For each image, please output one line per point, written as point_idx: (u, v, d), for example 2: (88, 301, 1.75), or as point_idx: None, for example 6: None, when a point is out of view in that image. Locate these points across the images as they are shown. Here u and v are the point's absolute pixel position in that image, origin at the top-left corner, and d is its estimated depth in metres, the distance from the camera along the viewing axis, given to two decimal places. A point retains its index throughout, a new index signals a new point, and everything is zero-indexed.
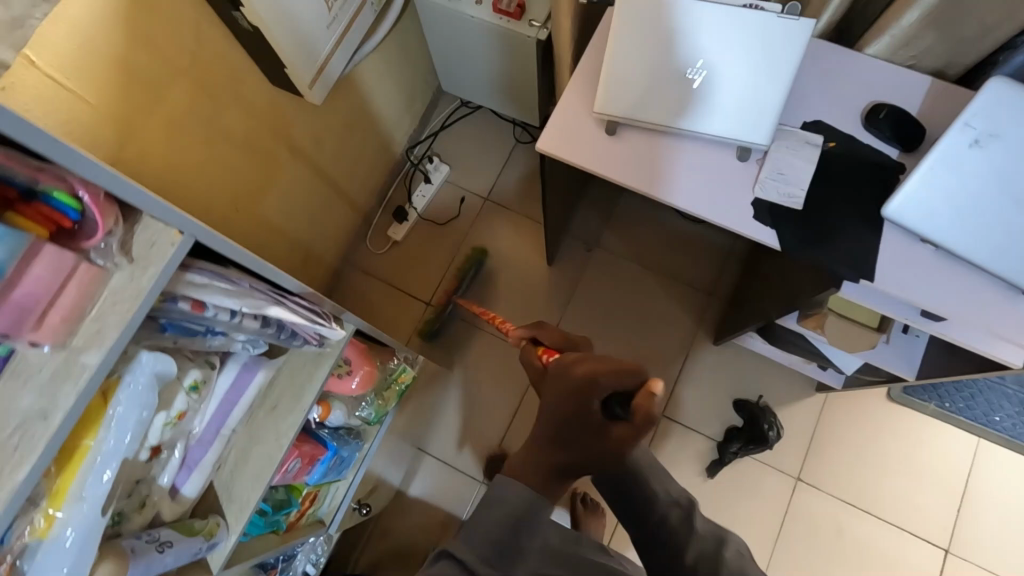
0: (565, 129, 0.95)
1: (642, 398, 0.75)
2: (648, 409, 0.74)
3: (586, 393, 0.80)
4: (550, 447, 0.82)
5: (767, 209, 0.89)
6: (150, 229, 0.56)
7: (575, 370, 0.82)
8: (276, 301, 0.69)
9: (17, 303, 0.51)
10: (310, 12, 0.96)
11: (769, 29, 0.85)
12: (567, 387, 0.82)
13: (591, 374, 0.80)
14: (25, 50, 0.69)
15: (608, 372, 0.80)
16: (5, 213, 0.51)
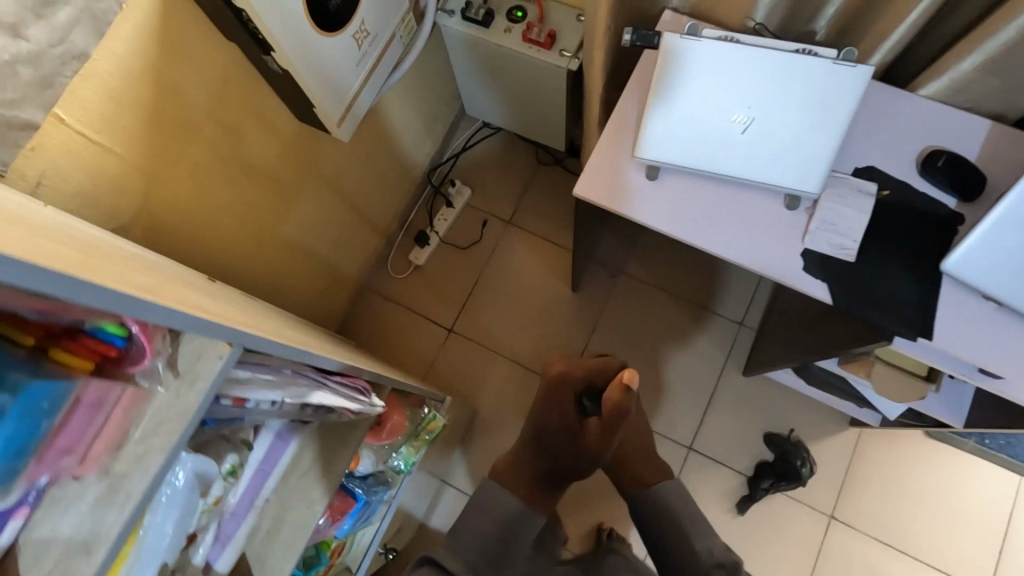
0: (604, 173, 0.91)
1: (615, 389, 0.94)
2: (617, 397, 0.94)
3: (561, 392, 1.02)
4: (534, 451, 1.06)
5: (817, 260, 0.85)
6: (196, 344, 0.52)
7: (551, 371, 1.03)
8: (320, 386, 0.68)
9: (65, 442, 0.49)
10: (339, 52, 0.93)
11: (824, 75, 0.81)
12: (548, 391, 1.03)
13: (565, 372, 1.03)
14: (55, 108, 0.67)
15: (580, 368, 1.03)
16: (52, 353, 0.50)
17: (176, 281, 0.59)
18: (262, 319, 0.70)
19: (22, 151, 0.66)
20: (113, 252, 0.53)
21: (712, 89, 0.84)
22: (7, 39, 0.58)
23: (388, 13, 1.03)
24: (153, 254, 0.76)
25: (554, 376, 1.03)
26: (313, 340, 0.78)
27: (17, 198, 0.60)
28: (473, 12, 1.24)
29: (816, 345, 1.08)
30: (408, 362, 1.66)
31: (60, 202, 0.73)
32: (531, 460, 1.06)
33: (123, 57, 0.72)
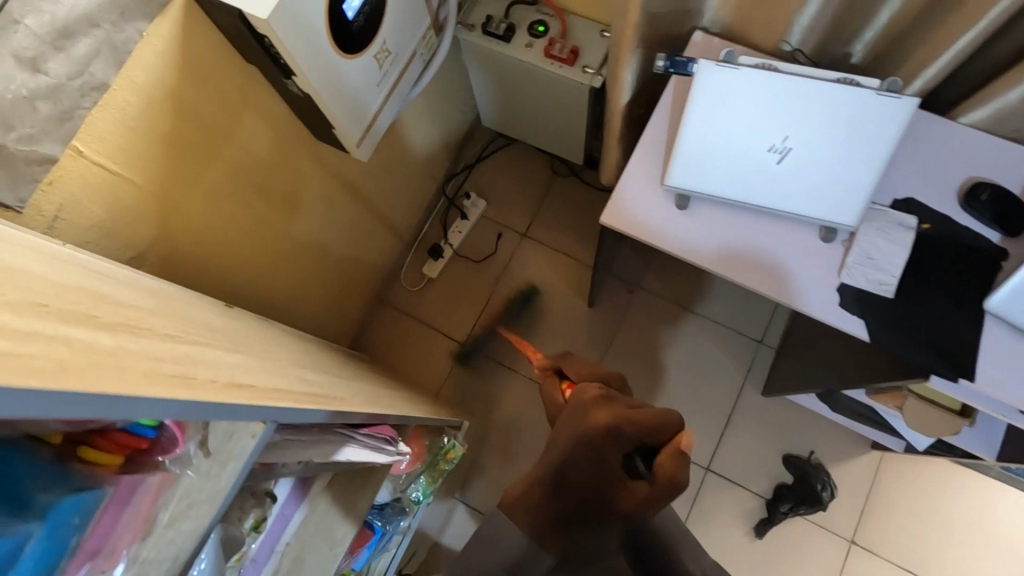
0: (632, 201, 0.88)
1: (666, 457, 0.76)
2: (672, 471, 0.75)
3: (605, 450, 0.77)
4: (556, 492, 0.77)
5: (854, 296, 0.82)
6: (227, 422, 0.53)
7: (596, 418, 0.77)
8: (348, 441, 0.69)
9: (94, 545, 0.46)
10: (360, 72, 0.91)
11: (866, 106, 0.78)
12: (586, 440, 0.77)
13: (613, 425, 0.77)
14: (73, 140, 0.65)
15: (632, 423, 0.78)
16: (80, 451, 0.46)
17: (202, 325, 0.57)
18: (286, 357, 0.68)
19: (39, 186, 0.64)
20: (140, 302, 0.51)
21: (748, 117, 0.81)
22: (26, 73, 0.57)
23: (410, 32, 1.01)
24: (174, 287, 0.74)
25: (598, 426, 0.77)
26: (335, 375, 0.76)
27: (38, 238, 0.58)
28: (494, 26, 1.22)
29: (844, 375, 1.06)
30: (421, 378, 1.64)
31: (77, 235, 0.70)
32: (553, 498, 0.77)
33: (142, 85, 0.70)
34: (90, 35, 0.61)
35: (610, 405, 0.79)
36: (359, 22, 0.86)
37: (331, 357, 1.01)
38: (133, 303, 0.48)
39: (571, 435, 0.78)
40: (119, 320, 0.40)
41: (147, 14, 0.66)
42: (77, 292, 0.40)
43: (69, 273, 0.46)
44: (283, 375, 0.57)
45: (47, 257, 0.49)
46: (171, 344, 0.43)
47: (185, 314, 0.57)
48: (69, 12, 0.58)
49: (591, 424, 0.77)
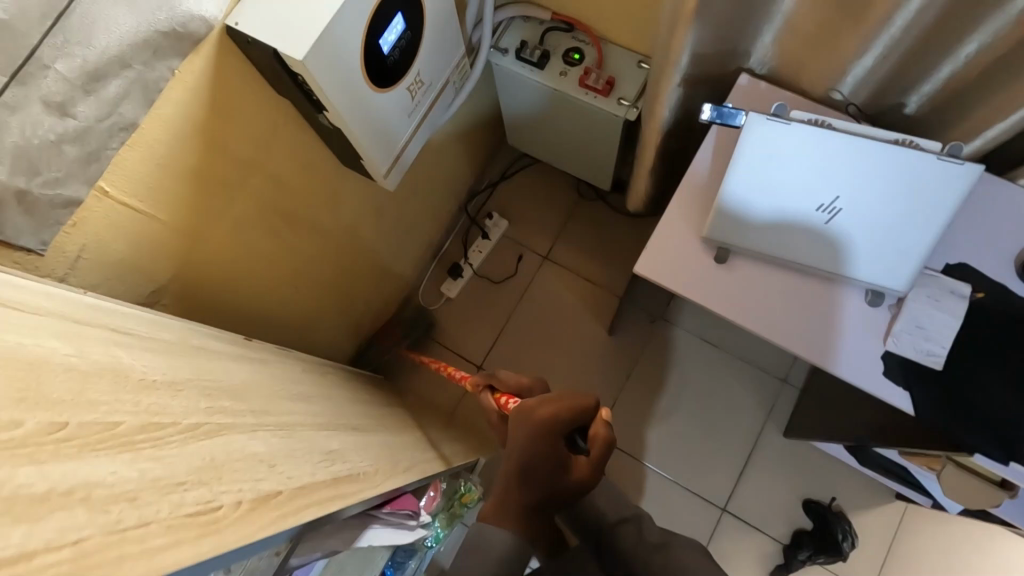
0: (668, 251, 0.85)
1: (598, 429, 0.73)
2: (606, 439, 0.72)
3: (552, 442, 0.71)
4: (520, 487, 0.71)
5: (899, 366, 0.78)
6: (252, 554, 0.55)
7: (536, 413, 0.71)
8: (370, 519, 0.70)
9: None
10: (391, 104, 0.88)
11: (926, 171, 0.74)
12: (532, 437, 0.71)
13: (554, 417, 0.71)
14: (99, 181, 0.63)
15: (567, 411, 0.72)
16: None
17: (225, 387, 0.55)
18: (308, 412, 0.66)
19: (63, 228, 0.62)
20: (164, 369, 0.49)
21: (798, 172, 0.77)
22: (53, 118, 0.55)
23: (443, 61, 0.98)
24: (194, 329, 0.72)
25: (542, 420, 0.71)
26: (354, 427, 0.73)
27: (58, 288, 0.56)
28: (528, 52, 1.19)
29: (879, 432, 1.02)
30: (434, 399, 1.59)
31: (99, 273, 0.68)
32: (520, 491, 0.71)
33: (172, 122, 0.68)
34: (120, 76, 0.58)
35: (550, 401, 0.73)
36: (395, 56, 0.83)
37: (348, 390, 0.98)
38: (156, 377, 0.46)
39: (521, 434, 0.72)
40: (140, 424, 0.38)
41: (180, 51, 0.63)
42: (100, 384, 0.38)
43: (93, 347, 0.43)
44: (305, 448, 0.55)
45: (69, 324, 0.47)
46: (192, 444, 0.41)
47: (206, 375, 0.55)
48: (100, 55, 0.55)
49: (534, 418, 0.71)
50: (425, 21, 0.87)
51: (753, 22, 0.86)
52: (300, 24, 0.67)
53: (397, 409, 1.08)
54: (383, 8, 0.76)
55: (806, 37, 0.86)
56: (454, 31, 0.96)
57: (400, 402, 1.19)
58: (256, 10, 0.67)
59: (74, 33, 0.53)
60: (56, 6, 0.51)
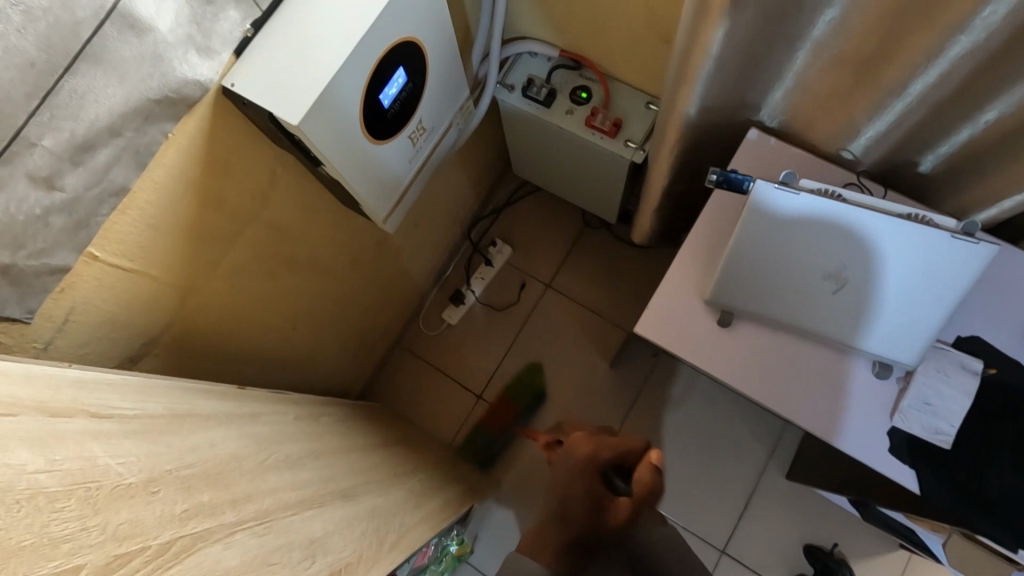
0: (669, 311, 0.83)
1: (643, 473, 0.76)
2: (648, 483, 0.75)
3: (592, 479, 0.79)
4: (563, 521, 0.74)
5: (906, 442, 0.76)
6: None
7: (579, 450, 0.81)
8: None
9: None
10: (392, 155, 0.87)
11: (940, 248, 0.72)
12: (575, 469, 0.80)
13: (595, 454, 0.81)
14: (88, 247, 0.62)
15: (605, 450, 0.81)
16: None
17: (206, 473, 0.54)
18: (291, 485, 0.64)
19: (51, 295, 0.61)
20: (142, 461, 0.48)
21: (806, 240, 0.76)
22: (40, 192, 0.54)
23: (447, 106, 0.96)
24: (182, 390, 0.71)
25: (584, 456, 0.81)
26: (340, 492, 0.72)
27: (42, 364, 0.55)
28: (534, 90, 1.17)
29: (882, 492, 0.99)
30: (432, 428, 1.59)
31: (88, 332, 0.67)
32: (564, 528, 0.74)
33: (164, 182, 0.66)
34: (111, 144, 0.57)
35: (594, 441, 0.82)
36: (395, 109, 0.82)
37: (342, 434, 0.97)
38: (131, 478, 0.45)
39: (567, 471, 0.81)
40: (102, 563, 0.37)
41: (174, 115, 0.62)
42: (67, 512, 0.37)
43: (67, 448, 0.42)
44: (282, 547, 0.55)
45: (49, 414, 0.46)
46: (154, 569, 0.41)
47: (184, 458, 0.53)
48: (88, 127, 0.54)
49: (578, 455, 0.81)
50: (428, 72, 0.85)
51: (764, 78, 0.84)
52: (296, 86, 0.66)
53: (393, 449, 1.07)
54: (384, 65, 0.74)
55: (818, 95, 0.83)
56: (459, 77, 0.94)
57: (397, 439, 1.18)
58: (252, 72, 0.66)
59: (61, 109, 0.52)
60: (43, 85, 0.50)
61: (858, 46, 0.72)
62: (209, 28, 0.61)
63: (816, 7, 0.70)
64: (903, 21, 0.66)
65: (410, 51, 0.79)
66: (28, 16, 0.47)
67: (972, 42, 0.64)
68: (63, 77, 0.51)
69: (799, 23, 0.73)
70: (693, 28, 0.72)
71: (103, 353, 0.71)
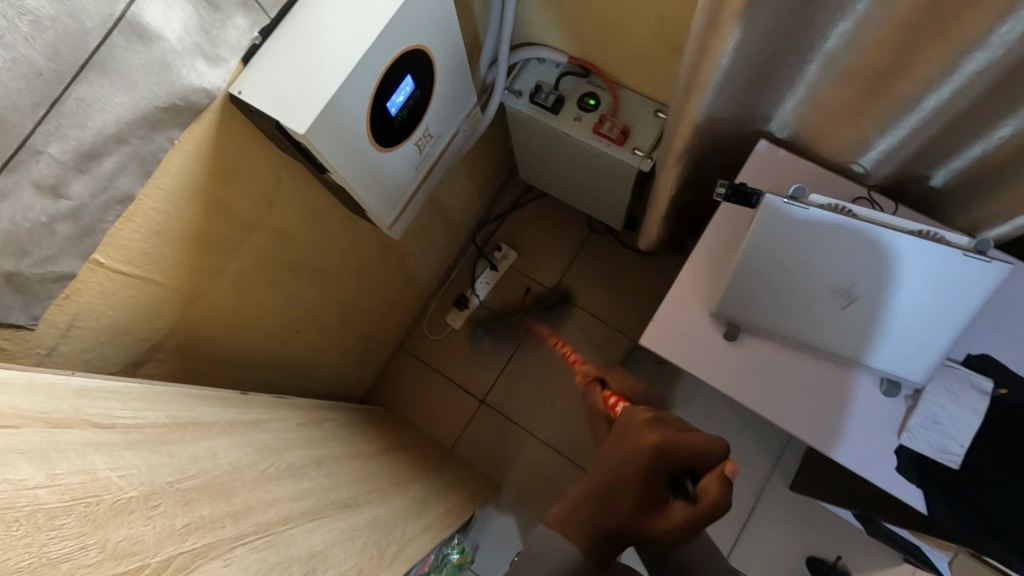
0: (675, 325, 0.83)
1: (712, 484, 0.61)
2: (717, 501, 0.60)
3: (650, 473, 0.64)
4: (606, 504, 0.64)
5: (913, 461, 0.75)
6: None
7: (645, 439, 0.65)
8: None
9: None
10: (398, 162, 0.87)
11: (952, 267, 0.71)
12: (633, 457, 0.65)
13: (664, 447, 0.64)
14: (93, 254, 0.61)
15: (678, 449, 0.64)
16: None
17: (206, 484, 0.54)
18: (290, 496, 0.63)
19: (55, 301, 0.61)
20: (144, 473, 0.48)
21: (816, 255, 0.75)
22: (46, 200, 0.53)
23: (454, 112, 0.96)
24: (184, 396, 0.71)
25: (649, 446, 0.64)
26: (341, 503, 0.72)
27: (46, 373, 0.55)
28: (542, 97, 1.16)
29: (886, 508, 0.98)
30: (435, 433, 1.58)
31: (92, 338, 0.67)
32: (603, 515, 0.64)
33: (170, 189, 0.66)
34: (117, 151, 0.57)
35: (663, 430, 0.66)
36: (402, 116, 0.82)
37: (344, 440, 0.96)
38: (132, 492, 0.45)
39: (621, 458, 0.66)
40: None
41: (181, 122, 0.62)
42: (67, 529, 0.37)
43: (69, 461, 0.42)
44: (283, 559, 0.55)
45: (52, 425, 0.46)
46: None
47: (184, 469, 0.53)
48: (95, 135, 0.54)
49: (641, 442, 0.65)
50: (436, 79, 0.85)
51: (774, 90, 0.83)
52: (303, 93, 0.66)
53: (395, 455, 1.06)
54: (392, 73, 0.74)
55: (829, 108, 0.82)
56: (467, 84, 0.94)
57: (400, 444, 1.18)
58: (260, 80, 0.66)
59: (67, 118, 0.52)
60: (50, 94, 0.50)
61: (870, 60, 0.72)
62: (217, 35, 0.61)
63: (828, 21, 0.70)
64: (917, 37, 0.65)
65: (418, 59, 0.78)
66: (35, 25, 0.47)
67: (987, 60, 0.63)
68: (70, 86, 0.51)
69: (811, 36, 0.73)
70: (702, 39, 0.72)
71: (106, 359, 0.71)
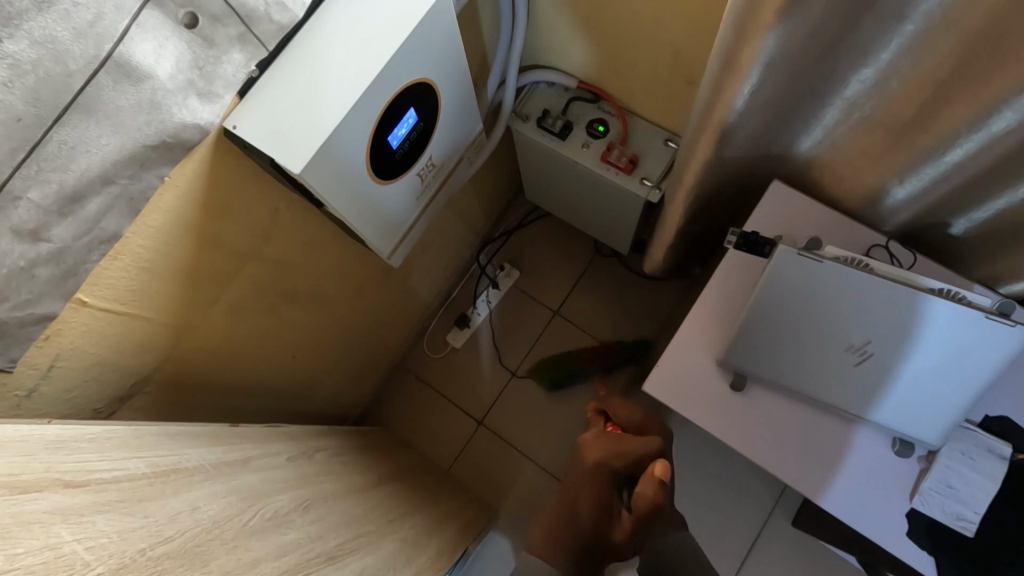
0: (681, 372, 0.81)
1: (644, 488, 0.65)
2: (651, 497, 0.64)
3: (599, 483, 0.71)
4: (568, 525, 0.71)
5: (925, 525, 0.73)
6: None
7: (587, 455, 0.73)
8: None
9: None
10: (399, 194, 0.84)
11: (973, 329, 0.68)
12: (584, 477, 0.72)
13: (604, 459, 0.72)
14: (77, 294, 0.59)
15: (616, 457, 0.72)
16: None
17: (180, 549, 0.52)
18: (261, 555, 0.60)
19: (35, 343, 0.58)
20: (116, 543, 0.46)
21: (827, 310, 0.73)
22: (25, 245, 0.51)
23: (459, 141, 0.93)
24: (169, 437, 0.68)
25: (591, 461, 0.73)
26: (326, 555, 0.70)
27: (21, 424, 0.52)
28: (550, 122, 1.13)
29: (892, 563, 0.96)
30: (431, 455, 1.55)
31: (75, 376, 0.65)
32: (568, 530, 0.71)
33: (160, 226, 0.64)
34: (103, 193, 0.55)
35: (604, 445, 0.73)
36: (403, 149, 0.79)
37: (336, 474, 0.93)
38: (99, 568, 0.43)
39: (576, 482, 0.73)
40: None
41: (172, 160, 0.59)
42: None
43: (31, 537, 0.40)
44: None
45: (18, 492, 0.43)
46: None
47: (153, 533, 0.51)
48: (79, 178, 0.52)
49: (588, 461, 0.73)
50: (441, 109, 0.82)
51: (790, 132, 0.80)
52: (301, 129, 0.63)
53: (389, 486, 1.04)
54: (394, 106, 0.71)
55: (850, 152, 0.79)
56: (473, 112, 0.91)
57: (396, 472, 1.15)
58: (256, 114, 0.63)
59: (49, 162, 0.49)
60: (30, 138, 0.47)
61: (894, 109, 0.68)
62: (212, 70, 0.59)
63: (849, 69, 0.67)
64: (943, 88, 0.62)
65: (423, 91, 0.76)
66: (15, 70, 0.45)
67: (1016, 118, 0.60)
68: (52, 128, 0.49)
69: (830, 81, 0.70)
70: (716, 81, 0.69)
71: (88, 397, 0.68)
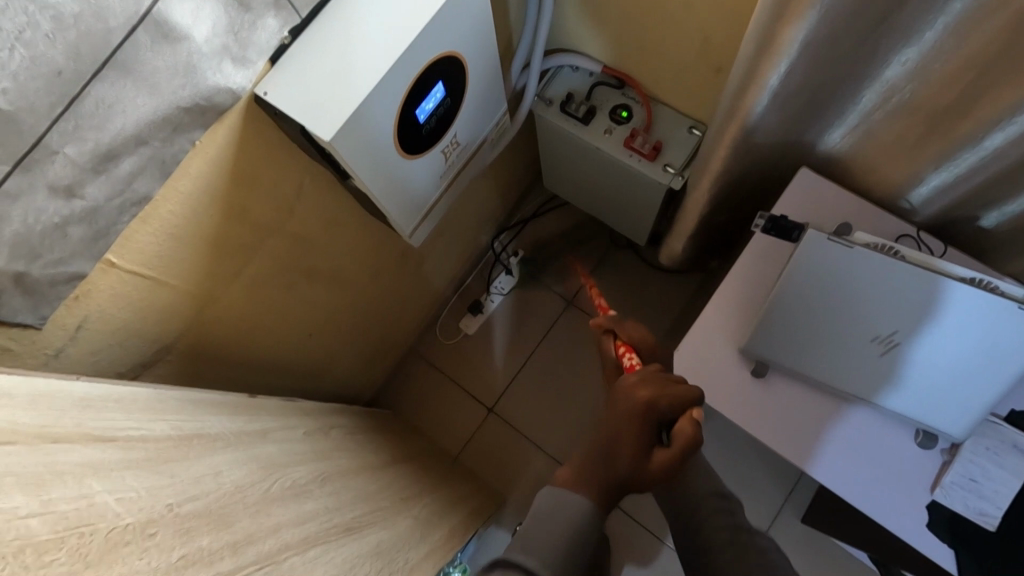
0: (703, 358, 0.80)
1: (683, 426, 0.63)
2: (692, 437, 0.62)
3: (644, 422, 0.65)
4: (604, 463, 0.65)
5: (947, 520, 0.72)
6: None
7: (633, 393, 0.66)
8: None
9: None
10: (423, 171, 0.84)
11: (1004, 319, 0.68)
12: (627, 413, 0.65)
13: (652, 400, 0.65)
14: (106, 255, 0.59)
15: (664, 399, 0.65)
16: None
17: (204, 508, 0.53)
18: (280, 523, 0.60)
19: (64, 302, 0.59)
20: (143, 498, 0.47)
21: (854, 298, 0.73)
22: (59, 201, 0.51)
23: (485, 122, 0.93)
24: (191, 403, 0.68)
25: (640, 400, 0.65)
26: (345, 526, 0.71)
27: (52, 379, 0.53)
28: (573, 107, 1.13)
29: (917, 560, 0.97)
30: (440, 441, 1.56)
31: (100, 341, 0.66)
32: (606, 467, 0.65)
33: (190, 193, 0.64)
34: (136, 153, 0.55)
35: (650, 385, 0.67)
36: (430, 124, 0.79)
37: (351, 451, 0.94)
38: (130, 520, 0.44)
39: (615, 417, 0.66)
40: None
41: (204, 123, 0.59)
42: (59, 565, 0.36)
43: (65, 486, 0.41)
44: None
45: (50, 441, 0.43)
46: None
47: (177, 491, 0.51)
48: (115, 136, 0.52)
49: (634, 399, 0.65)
50: (469, 87, 0.82)
51: (821, 119, 0.79)
52: (330, 99, 0.63)
53: (402, 467, 1.04)
54: (425, 79, 0.71)
55: (883, 140, 0.78)
56: (499, 93, 0.91)
57: (409, 455, 1.16)
58: (286, 83, 0.63)
59: (86, 118, 0.49)
60: (68, 93, 0.47)
61: (932, 94, 0.67)
62: (246, 36, 0.59)
63: (886, 53, 0.66)
64: (985, 72, 0.61)
65: (452, 66, 0.75)
66: (58, 22, 0.45)
67: None
68: (91, 84, 0.49)
69: (864, 65, 0.69)
70: (750, 62, 0.68)
71: (112, 361, 0.69)
